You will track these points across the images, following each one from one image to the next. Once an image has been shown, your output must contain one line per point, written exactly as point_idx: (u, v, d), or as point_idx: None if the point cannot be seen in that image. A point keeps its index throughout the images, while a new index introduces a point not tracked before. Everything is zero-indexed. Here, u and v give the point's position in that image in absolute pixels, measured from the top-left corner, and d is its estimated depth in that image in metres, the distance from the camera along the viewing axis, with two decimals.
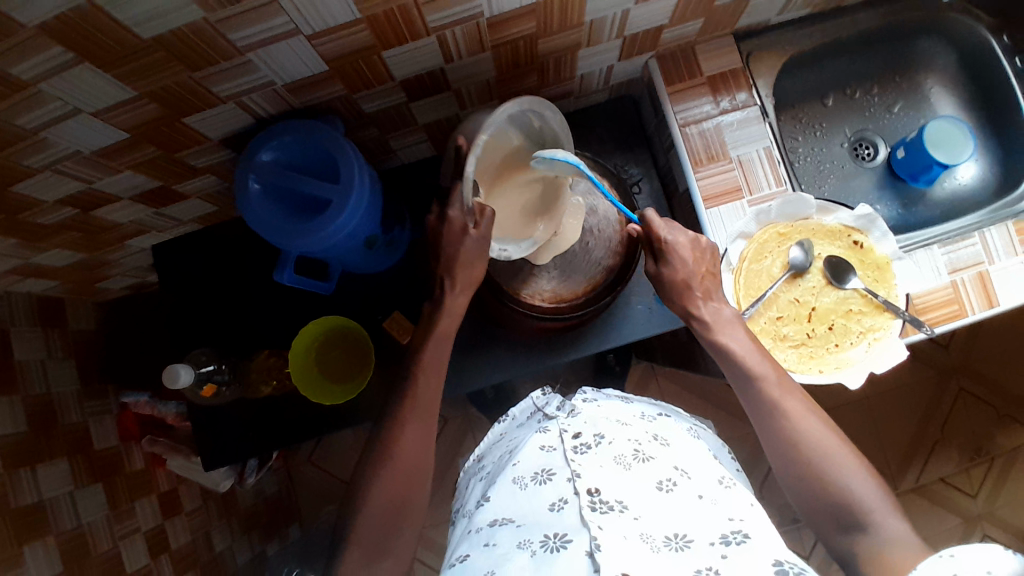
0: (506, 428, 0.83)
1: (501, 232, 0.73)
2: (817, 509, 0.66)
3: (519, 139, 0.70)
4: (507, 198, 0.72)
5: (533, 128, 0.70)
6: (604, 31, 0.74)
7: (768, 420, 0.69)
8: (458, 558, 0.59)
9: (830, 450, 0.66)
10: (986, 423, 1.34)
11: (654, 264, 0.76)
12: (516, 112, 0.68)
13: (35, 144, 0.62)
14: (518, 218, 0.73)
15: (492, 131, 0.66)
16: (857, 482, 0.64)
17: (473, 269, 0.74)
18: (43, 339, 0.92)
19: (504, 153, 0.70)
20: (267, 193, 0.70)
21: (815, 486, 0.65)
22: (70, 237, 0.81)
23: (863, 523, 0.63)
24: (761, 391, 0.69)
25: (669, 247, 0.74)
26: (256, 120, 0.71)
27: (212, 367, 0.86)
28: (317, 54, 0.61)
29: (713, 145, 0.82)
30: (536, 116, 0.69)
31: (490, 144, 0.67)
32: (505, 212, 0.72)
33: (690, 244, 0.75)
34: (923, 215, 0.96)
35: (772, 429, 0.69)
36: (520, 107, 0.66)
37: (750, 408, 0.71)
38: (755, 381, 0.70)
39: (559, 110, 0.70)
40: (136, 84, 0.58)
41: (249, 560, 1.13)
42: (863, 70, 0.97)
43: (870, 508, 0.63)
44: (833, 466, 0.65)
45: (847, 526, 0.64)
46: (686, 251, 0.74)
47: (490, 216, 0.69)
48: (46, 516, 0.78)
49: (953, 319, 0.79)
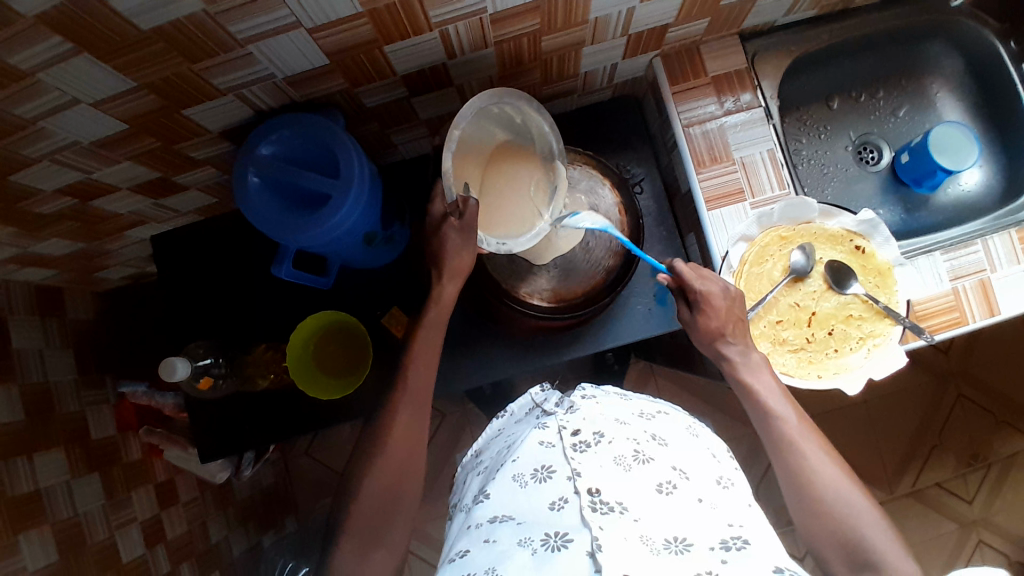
0: (504, 423, 0.83)
1: (495, 229, 0.71)
2: (826, 548, 0.65)
3: (503, 133, 0.72)
4: (498, 189, 0.71)
5: (516, 123, 0.72)
6: (609, 29, 0.73)
7: (780, 454, 0.69)
8: (456, 554, 0.59)
9: (840, 487, 0.66)
10: (984, 428, 1.34)
11: (689, 311, 0.75)
12: (489, 110, 0.70)
13: (33, 134, 0.61)
14: (517, 209, 0.71)
15: (466, 127, 0.68)
16: (868, 521, 0.63)
17: (467, 264, 0.74)
18: (41, 328, 0.92)
19: (491, 147, 0.72)
20: (267, 187, 0.70)
21: (826, 522, 0.65)
22: (69, 227, 0.81)
23: (874, 563, 0.62)
24: (776, 424, 0.70)
25: (702, 297, 0.73)
26: (255, 113, 0.70)
27: (209, 360, 0.85)
28: (318, 47, 0.60)
29: (716, 147, 0.81)
30: (512, 108, 0.71)
31: (471, 142, 0.70)
32: (499, 206, 0.71)
33: (723, 294, 0.74)
34: (926, 221, 0.95)
35: (785, 465, 0.69)
36: (486, 99, 0.68)
37: (764, 442, 0.72)
38: (771, 415, 0.71)
39: (530, 96, 0.71)
40: (135, 75, 0.57)
41: (245, 551, 1.13)
42: (869, 73, 0.96)
43: (880, 549, 0.62)
44: (844, 504, 0.65)
45: (857, 566, 0.63)
46: (719, 302, 0.73)
47: (474, 207, 0.68)
48: (42, 505, 0.78)
49: (954, 327, 0.79)
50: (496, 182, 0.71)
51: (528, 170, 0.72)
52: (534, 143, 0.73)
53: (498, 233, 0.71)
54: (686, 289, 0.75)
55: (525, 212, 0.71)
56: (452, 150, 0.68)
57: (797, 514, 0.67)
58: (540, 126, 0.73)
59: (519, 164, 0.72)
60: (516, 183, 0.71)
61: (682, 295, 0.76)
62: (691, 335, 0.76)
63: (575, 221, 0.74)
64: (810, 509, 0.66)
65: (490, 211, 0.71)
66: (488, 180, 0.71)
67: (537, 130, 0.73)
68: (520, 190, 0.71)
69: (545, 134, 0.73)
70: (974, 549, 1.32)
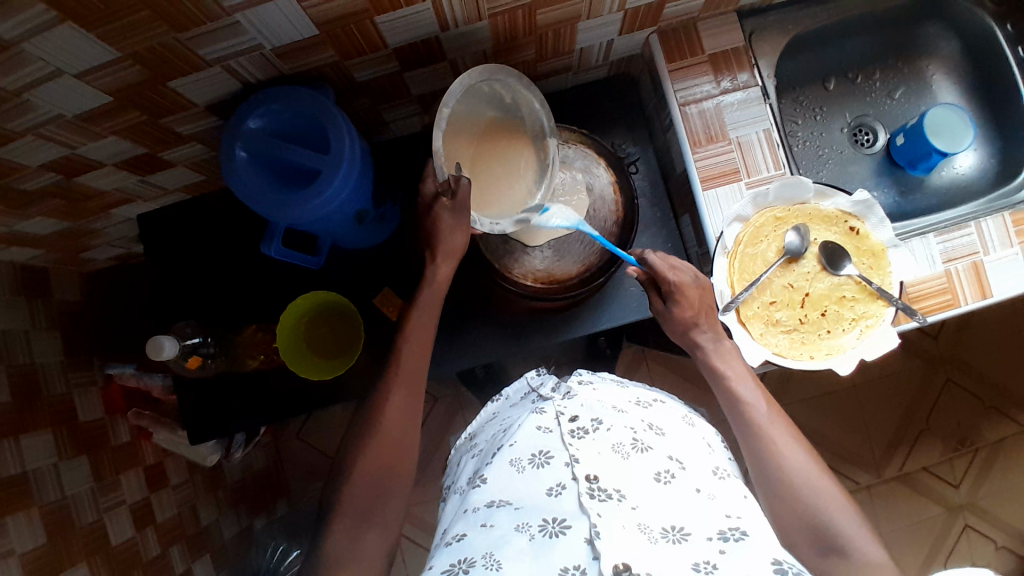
0: (499, 407, 0.83)
1: (490, 209, 0.71)
2: (794, 530, 0.64)
3: (494, 112, 0.72)
4: (491, 169, 0.72)
5: (506, 103, 0.72)
6: (606, 3, 0.72)
7: (751, 441, 0.70)
8: (453, 538, 0.58)
9: (808, 473, 0.66)
10: (971, 412, 1.35)
11: (663, 304, 0.77)
12: (479, 87, 0.70)
13: (16, 106, 0.60)
14: (515, 191, 0.72)
15: (455, 105, 0.68)
16: (838, 511, 0.63)
17: (462, 245, 0.74)
18: (27, 310, 0.90)
19: (480, 124, 0.71)
20: (255, 162, 0.69)
21: (795, 506, 0.64)
22: (54, 205, 0.79)
23: (842, 546, 0.61)
24: (747, 412, 0.71)
25: (675, 288, 0.75)
26: (243, 85, 0.68)
27: (197, 339, 0.83)
28: (308, 17, 0.59)
29: (712, 126, 0.80)
30: (502, 86, 0.71)
31: (460, 119, 0.70)
32: (493, 186, 0.72)
33: (694, 283, 0.76)
34: (920, 203, 0.95)
35: (756, 449, 0.69)
36: (476, 74, 0.68)
37: (737, 432, 0.72)
38: (740, 402, 0.72)
39: (521, 75, 0.72)
40: (119, 45, 0.55)
41: (235, 535, 1.13)
42: (865, 55, 0.96)
43: (848, 533, 0.61)
44: (814, 493, 0.64)
45: (825, 549, 0.62)
46: (692, 291, 0.75)
47: (467, 184, 0.67)
48: (30, 487, 0.77)
49: (946, 308, 0.79)
50: (490, 163, 0.72)
51: (517, 148, 0.73)
52: (524, 121, 0.73)
53: (492, 210, 0.71)
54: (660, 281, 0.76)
55: (519, 192, 0.72)
56: (443, 128, 0.67)
57: (765, 498, 0.67)
58: (530, 102, 0.73)
59: (512, 147, 0.72)
60: (508, 163, 0.72)
61: (654, 287, 0.78)
62: (665, 325, 0.78)
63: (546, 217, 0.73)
64: (781, 491, 0.65)
65: (485, 191, 0.71)
66: (479, 160, 0.71)
67: (527, 108, 0.73)
68: (515, 166, 0.72)
69: (536, 114, 0.73)
70: (960, 533, 1.33)
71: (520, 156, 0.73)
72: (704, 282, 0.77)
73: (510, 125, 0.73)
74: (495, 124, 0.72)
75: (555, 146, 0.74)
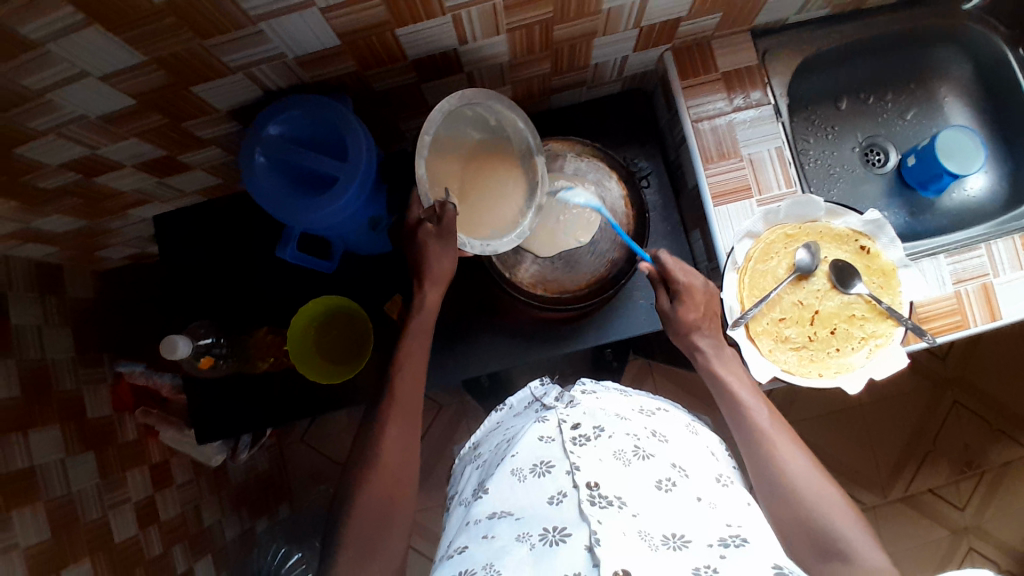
0: (502, 416, 0.84)
1: (477, 232, 0.72)
2: (793, 536, 0.64)
3: (478, 134, 0.73)
4: (481, 193, 0.73)
5: (490, 125, 0.73)
6: (621, 21, 0.73)
7: (754, 446, 0.70)
8: (455, 550, 0.58)
9: (809, 479, 0.66)
10: (978, 435, 1.34)
11: (669, 301, 0.78)
12: (462, 112, 0.72)
13: (41, 106, 0.61)
14: (502, 214, 0.74)
15: (436, 131, 0.69)
16: (838, 517, 0.63)
17: (449, 269, 0.74)
18: (40, 306, 0.91)
19: (465, 147, 0.72)
20: (273, 167, 0.70)
21: (794, 510, 0.65)
22: (72, 203, 0.81)
23: (844, 552, 0.61)
24: (748, 417, 0.72)
25: (684, 290, 0.77)
26: (265, 92, 0.70)
27: (210, 340, 0.85)
28: (330, 27, 0.60)
29: (724, 142, 0.81)
30: (484, 109, 0.72)
31: (444, 142, 0.71)
32: (481, 211, 0.73)
33: (703, 288, 0.78)
34: (930, 224, 0.96)
35: (759, 454, 0.69)
36: (456, 100, 0.69)
37: (737, 437, 0.73)
38: (741, 406, 0.73)
39: (502, 95, 0.72)
40: (145, 49, 0.57)
41: (237, 536, 1.14)
42: (877, 76, 0.97)
43: (849, 538, 0.61)
44: (816, 502, 0.64)
45: (826, 554, 0.62)
46: (699, 295, 0.77)
47: (450, 211, 0.68)
48: (37, 482, 0.78)
49: (956, 329, 0.79)
50: (477, 185, 0.73)
51: (504, 170, 0.74)
52: (511, 142, 0.74)
53: (483, 235, 0.72)
54: (670, 281, 0.78)
55: (509, 212, 0.74)
56: (425, 155, 0.69)
57: (764, 503, 0.67)
58: (514, 121, 0.74)
59: (495, 170, 0.73)
60: (496, 184, 0.73)
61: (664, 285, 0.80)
62: (684, 343, 0.78)
63: (570, 194, 0.82)
64: (780, 496, 0.66)
65: (471, 217, 0.72)
66: (467, 185, 0.72)
67: (512, 127, 0.74)
68: (502, 187, 0.74)
69: (521, 132, 0.74)
70: (964, 557, 1.32)
71: (506, 173, 0.74)
72: (712, 291, 0.78)
73: (497, 146, 0.74)
74: (481, 145, 0.73)
75: (544, 166, 0.75)
